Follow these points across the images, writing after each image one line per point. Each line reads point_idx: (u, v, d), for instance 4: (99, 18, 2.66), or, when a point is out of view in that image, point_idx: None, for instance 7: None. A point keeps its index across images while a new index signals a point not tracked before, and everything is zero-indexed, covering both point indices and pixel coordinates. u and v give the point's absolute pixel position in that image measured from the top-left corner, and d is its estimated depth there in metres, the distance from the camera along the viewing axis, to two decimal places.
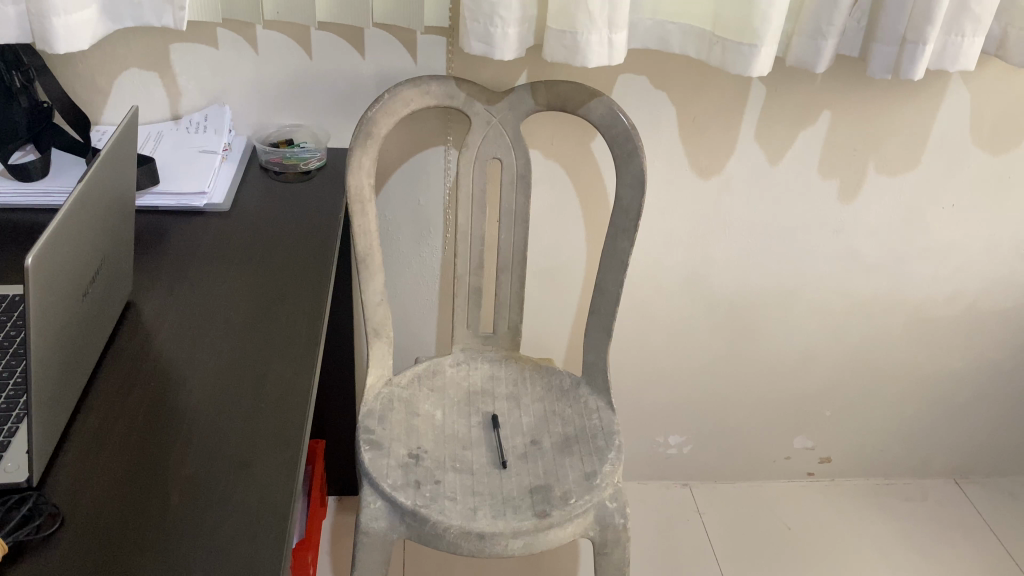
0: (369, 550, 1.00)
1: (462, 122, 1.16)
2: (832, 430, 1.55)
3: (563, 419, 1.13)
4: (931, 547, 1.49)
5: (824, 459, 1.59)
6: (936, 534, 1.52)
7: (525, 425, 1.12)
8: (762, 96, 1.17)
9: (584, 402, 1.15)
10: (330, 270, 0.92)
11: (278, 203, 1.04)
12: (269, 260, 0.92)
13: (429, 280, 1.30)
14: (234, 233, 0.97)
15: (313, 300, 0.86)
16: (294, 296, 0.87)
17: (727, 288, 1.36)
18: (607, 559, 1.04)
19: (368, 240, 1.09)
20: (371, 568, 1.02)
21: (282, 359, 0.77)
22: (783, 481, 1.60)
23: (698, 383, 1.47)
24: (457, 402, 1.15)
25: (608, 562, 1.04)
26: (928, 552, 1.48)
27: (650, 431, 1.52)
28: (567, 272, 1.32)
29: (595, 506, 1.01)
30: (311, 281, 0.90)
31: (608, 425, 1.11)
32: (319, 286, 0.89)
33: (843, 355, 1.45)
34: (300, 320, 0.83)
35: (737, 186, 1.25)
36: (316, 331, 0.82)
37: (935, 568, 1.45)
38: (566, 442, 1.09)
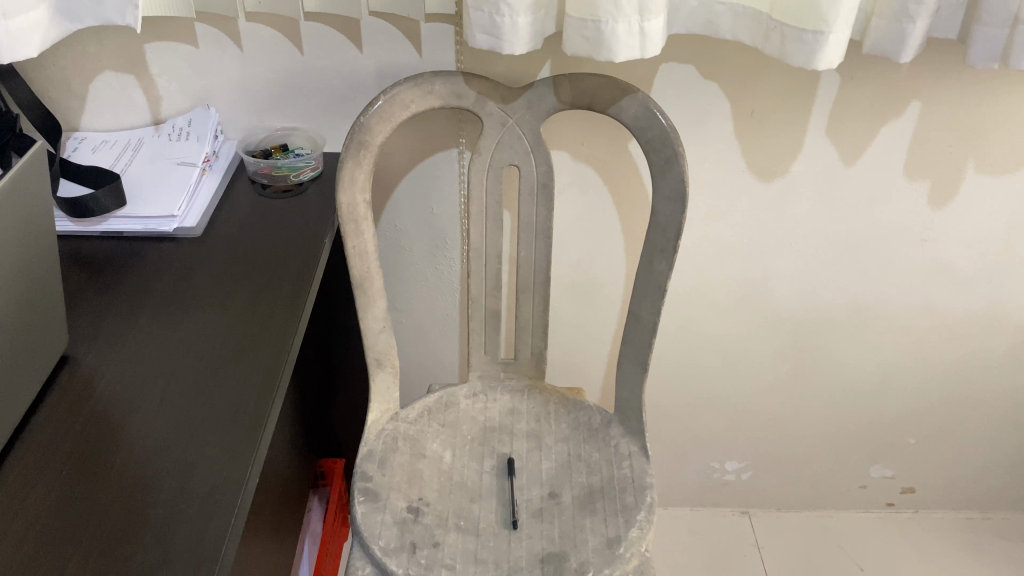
0: None
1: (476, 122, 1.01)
2: (916, 459, 1.35)
3: (588, 467, 0.99)
4: None
5: (906, 489, 1.39)
6: None
7: (545, 472, 0.99)
8: (835, 87, 0.97)
9: (613, 446, 1.00)
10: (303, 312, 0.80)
11: (262, 222, 0.92)
12: (236, 298, 0.80)
13: (448, 296, 1.17)
14: (203, 263, 0.86)
15: (270, 353, 0.73)
16: (253, 348, 0.74)
17: (791, 304, 1.18)
18: None
19: (365, 262, 0.96)
20: None
21: (221, 441, 0.65)
22: (857, 511, 1.42)
23: (758, 407, 1.29)
24: (470, 442, 1.02)
25: None
26: None
27: (703, 457, 1.36)
28: (604, 286, 1.16)
29: None
30: (277, 325, 0.76)
31: (640, 476, 0.96)
32: (284, 334, 0.75)
33: (930, 378, 1.25)
34: (254, 384, 0.70)
35: (804, 190, 1.07)
36: (268, 399, 0.69)
37: None
38: (589, 496, 0.95)
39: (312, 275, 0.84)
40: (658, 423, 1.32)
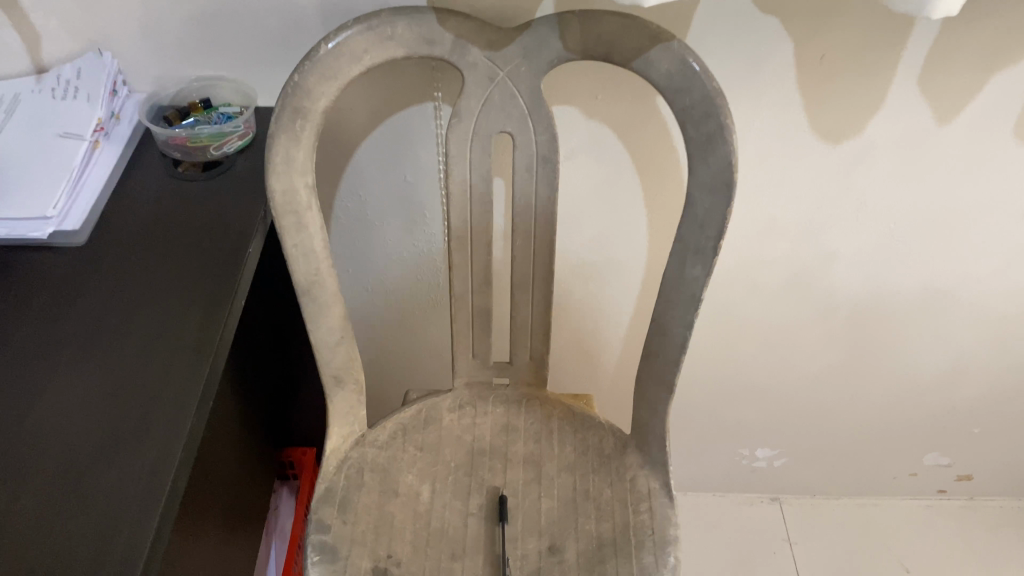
0: None
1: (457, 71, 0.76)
2: (980, 449, 1.16)
3: (597, 509, 0.80)
4: None
5: (963, 477, 1.20)
6: None
7: (544, 515, 0.80)
8: (939, 24, 0.72)
9: (628, 482, 0.82)
10: (217, 362, 0.60)
11: (171, 221, 0.70)
12: (123, 357, 0.59)
13: (431, 278, 0.95)
14: (85, 291, 0.64)
15: (169, 432, 0.54)
16: (138, 438, 0.53)
17: (851, 287, 0.96)
18: None
19: (312, 264, 0.74)
20: None
21: None
22: (904, 498, 1.24)
23: (799, 395, 1.09)
24: (454, 472, 0.84)
25: None
26: None
27: (732, 445, 1.17)
28: (621, 267, 0.94)
29: None
30: (172, 402, 0.56)
31: (661, 525, 0.78)
32: (182, 416, 0.55)
33: (1009, 366, 1.04)
34: (132, 499, 0.50)
35: (880, 155, 0.83)
36: (151, 528, 0.48)
37: None
38: (598, 553, 0.77)
39: (233, 304, 0.63)
40: (680, 411, 1.12)
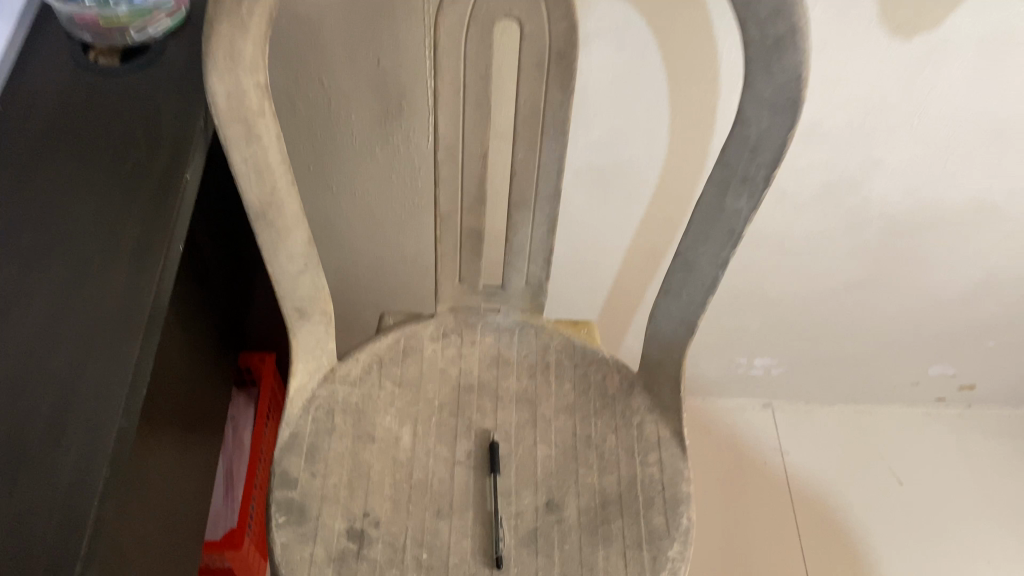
0: None
1: None
2: (989, 361, 1.09)
3: (601, 459, 0.71)
4: None
5: (965, 387, 1.15)
6: None
7: (541, 466, 0.71)
8: None
9: (635, 428, 0.73)
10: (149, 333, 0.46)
11: (82, 131, 0.54)
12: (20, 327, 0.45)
13: (409, 179, 0.80)
14: None
15: (88, 438, 0.41)
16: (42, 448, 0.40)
17: (889, 199, 0.84)
18: None
19: (267, 182, 0.59)
20: None
21: None
22: (901, 405, 1.19)
23: (810, 308, 1.00)
24: (438, 412, 0.74)
25: None
26: None
27: (732, 354, 1.09)
28: (632, 173, 0.80)
29: None
30: (88, 394, 0.42)
31: (672, 481, 0.70)
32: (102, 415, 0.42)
33: None
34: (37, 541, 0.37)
35: (954, 54, 0.69)
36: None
37: None
38: (602, 512, 0.69)
39: (168, 251, 0.49)
40: None
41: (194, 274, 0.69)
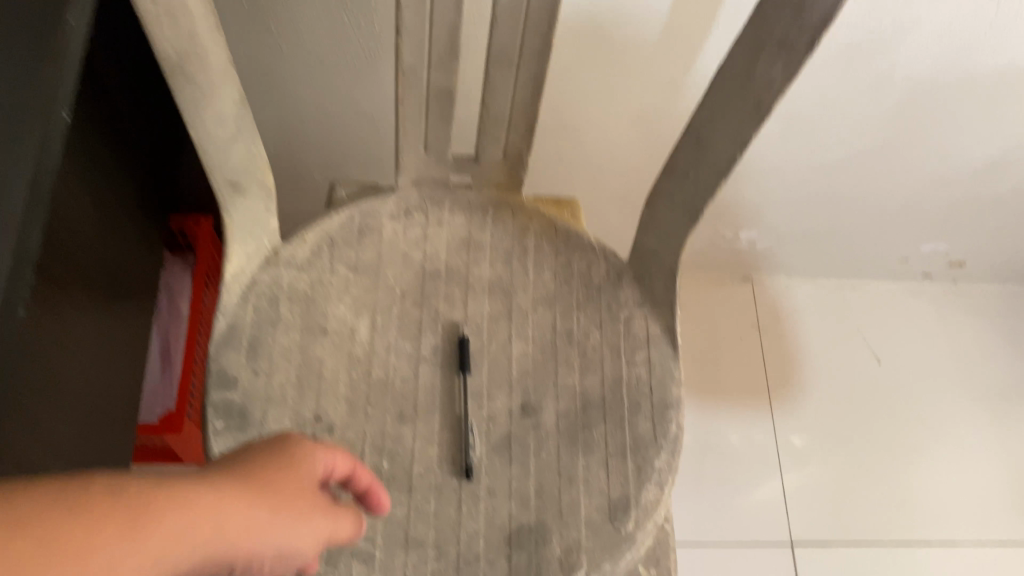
0: None
1: None
2: (985, 238, 1.03)
3: (583, 358, 0.64)
4: None
5: (955, 263, 1.09)
6: None
7: (516, 364, 0.63)
8: None
9: (622, 324, 0.65)
10: (8, 232, 0.36)
11: None
12: None
13: (365, 22, 0.67)
14: None
15: None
16: None
17: (918, 65, 0.74)
18: None
19: (184, 27, 0.47)
20: None
21: None
22: (885, 281, 1.13)
23: (809, 180, 0.91)
24: (399, 301, 0.65)
25: None
26: None
27: (717, 228, 1.01)
28: (629, 28, 0.68)
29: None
30: None
31: (661, 384, 0.63)
32: None
33: None
34: None
35: None
36: None
37: None
38: (584, 415, 0.61)
39: (47, 118, 0.38)
40: None
41: (101, 138, 0.57)
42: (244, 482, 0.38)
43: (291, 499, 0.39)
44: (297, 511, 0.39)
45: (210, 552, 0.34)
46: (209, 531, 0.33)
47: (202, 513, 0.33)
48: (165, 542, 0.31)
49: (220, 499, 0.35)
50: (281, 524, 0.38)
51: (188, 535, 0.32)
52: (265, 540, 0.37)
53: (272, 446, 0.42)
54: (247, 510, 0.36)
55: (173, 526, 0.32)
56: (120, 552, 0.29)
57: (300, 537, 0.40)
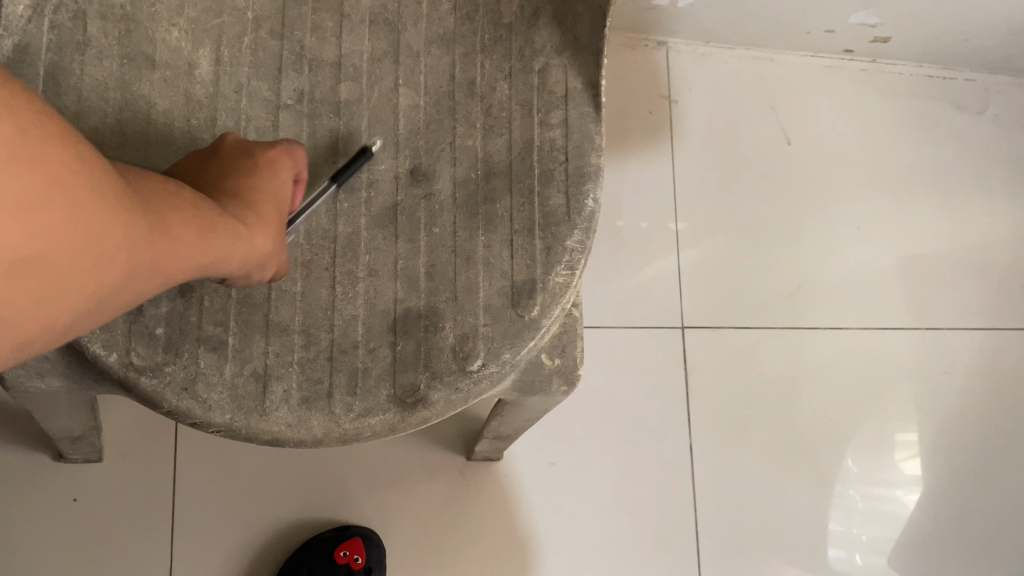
0: (40, 400, 0.49)
1: None
2: (918, 11, 0.94)
3: (487, 114, 0.52)
4: (969, 188, 1.05)
5: (881, 38, 1.01)
6: (985, 171, 1.06)
7: (404, 119, 0.51)
8: None
9: (537, 76, 0.53)
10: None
11: None
12: None
13: None
14: None
15: None
16: None
17: None
18: (526, 404, 0.57)
19: None
20: (67, 403, 0.52)
21: None
22: (806, 54, 1.05)
23: None
24: (253, 29, 0.50)
25: (526, 406, 0.58)
26: (962, 199, 1.05)
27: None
28: None
29: (522, 368, 0.51)
30: None
31: (579, 150, 0.52)
32: None
33: None
34: None
35: None
36: None
37: (961, 223, 1.04)
38: (486, 184, 0.51)
39: None
40: None
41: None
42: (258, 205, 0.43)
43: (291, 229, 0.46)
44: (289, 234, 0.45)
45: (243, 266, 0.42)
46: (247, 250, 0.41)
47: (243, 239, 0.40)
48: (222, 247, 0.39)
49: (252, 229, 0.41)
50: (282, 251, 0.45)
51: (235, 253, 0.40)
52: (271, 268, 0.44)
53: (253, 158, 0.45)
54: (269, 237, 0.43)
55: (226, 249, 0.39)
56: (192, 250, 0.36)
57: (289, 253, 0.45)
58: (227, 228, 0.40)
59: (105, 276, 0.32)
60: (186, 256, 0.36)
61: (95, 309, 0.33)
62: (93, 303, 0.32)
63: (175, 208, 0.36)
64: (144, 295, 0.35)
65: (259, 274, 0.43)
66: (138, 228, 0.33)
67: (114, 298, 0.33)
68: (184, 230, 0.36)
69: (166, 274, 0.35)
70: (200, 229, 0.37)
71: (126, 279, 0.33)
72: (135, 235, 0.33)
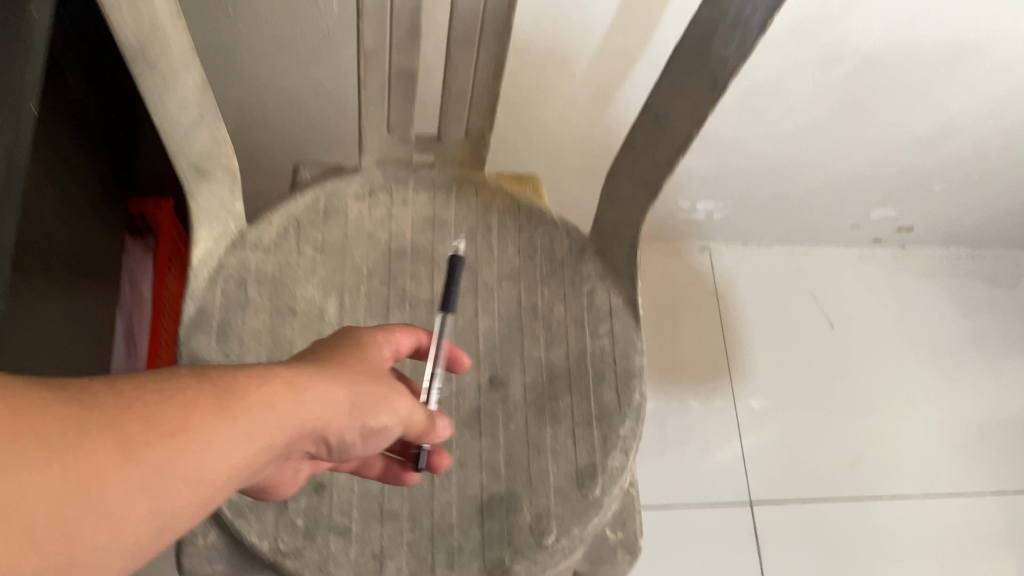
0: None
1: None
2: (930, 204, 1.07)
3: (548, 331, 0.65)
4: (1011, 355, 1.12)
5: (903, 228, 1.13)
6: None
7: (483, 339, 0.65)
8: None
9: (586, 298, 0.67)
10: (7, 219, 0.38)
11: None
12: None
13: None
14: None
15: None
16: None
17: (868, 36, 0.76)
18: None
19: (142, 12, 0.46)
20: None
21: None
22: (838, 246, 1.17)
23: (761, 153, 0.94)
24: (367, 280, 0.66)
25: None
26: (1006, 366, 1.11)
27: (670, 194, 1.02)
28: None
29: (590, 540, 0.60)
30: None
31: (623, 355, 0.64)
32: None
33: (1003, 122, 0.91)
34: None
35: None
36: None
37: (1008, 389, 1.10)
38: (550, 387, 0.63)
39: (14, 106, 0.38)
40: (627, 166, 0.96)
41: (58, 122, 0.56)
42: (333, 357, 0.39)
43: (370, 377, 0.40)
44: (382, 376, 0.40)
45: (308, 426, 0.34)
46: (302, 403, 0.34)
47: (298, 393, 0.34)
48: (263, 412, 0.32)
49: (307, 378, 0.35)
50: (375, 399, 0.39)
51: (287, 415, 0.33)
52: (353, 412, 0.37)
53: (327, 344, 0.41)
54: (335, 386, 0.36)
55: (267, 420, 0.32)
56: (217, 431, 0.30)
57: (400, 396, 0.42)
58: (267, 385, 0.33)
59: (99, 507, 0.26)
60: (205, 438, 0.29)
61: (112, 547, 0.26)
62: (90, 561, 0.26)
63: (189, 388, 0.30)
64: (172, 525, 0.29)
65: (342, 425, 0.37)
66: (124, 432, 0.27)
67: (134, 521, 0.27)
68: (196, 409, 0.29)
69: (195, 466, 0.29)
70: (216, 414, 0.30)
71: (141, 494, 0.27)
72: (119, 444, 0.26)
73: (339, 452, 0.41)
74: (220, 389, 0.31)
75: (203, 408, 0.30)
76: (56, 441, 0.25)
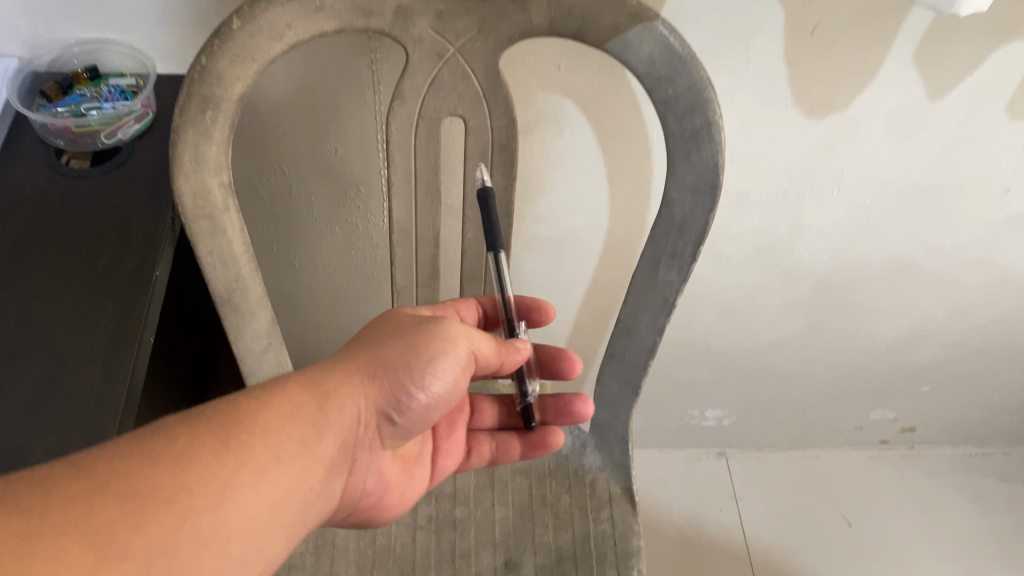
0: None
1: (400, 53, 0.64)
2: (925, 405, 1.16)
3: (556, 518, 0.75)
4: None
5: (906, 429, 1.21)
6: None
7: (499, 528, 0.75)
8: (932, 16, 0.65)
9: (588, 487, 0.77)
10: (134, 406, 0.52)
11: (69, 232, 0.59)
12: (35, 354, 0.52)
13: (368, 255, 0.85)
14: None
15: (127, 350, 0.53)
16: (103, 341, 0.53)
17: (818, 259, 0.91)
18: None
19: (231, 270, 0.63)
20: None
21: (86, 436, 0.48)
22: (849, 449, 1.25)
23: (753, 362, 1.07)
24: None
25: None
26: None
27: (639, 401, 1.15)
28: (581, 241, 0.85)
29: None
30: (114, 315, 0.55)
31: (623, 537, 0.73)
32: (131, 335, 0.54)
33: (967, 331, 1.02)
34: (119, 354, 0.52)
35: (864, 130, 0.76)
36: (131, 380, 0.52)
37: None
38: (558, 567, 0.72)
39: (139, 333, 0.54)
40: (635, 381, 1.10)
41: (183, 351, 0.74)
42: (360, 345, 0.54)
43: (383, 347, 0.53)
44: (423, 325, 0.54)
45: (310, 429, 0.47)
46: (288, 417, 0.45)
47: (283, 407, 0.46)
48: (261, 430, 0.44)
49: (291, 395, 0.47)
50: (410, 348, 0.53)
51: (279, 426, 0.45)
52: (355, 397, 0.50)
53: (351, 342, 0.55)
54: (317, 396, 0.48)
55: (247, 440, 0.43)
56: (225, 456, 0.41)
57: (462, 325, 0.55)
58: (260, 409, 0.44)
59: (179, 523, 0.37)
60: (223, 460, 0.41)
61: (200, 545, 0.38)
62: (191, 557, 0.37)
63: (195, 431, 0.41)
64: (239, 515, 0.40)
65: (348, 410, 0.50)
66: (158, 477, 0.38)
67: (207, 521, 0.39)
68: (206, 443, 0.41)
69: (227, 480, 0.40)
70: (197, 443, 0.40)
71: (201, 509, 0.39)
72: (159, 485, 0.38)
73: (391, 413, 0.53)
74: (203, 421, 0.42)
75: (180, 447, 0.40)
76: (89, 517, 0.34)
